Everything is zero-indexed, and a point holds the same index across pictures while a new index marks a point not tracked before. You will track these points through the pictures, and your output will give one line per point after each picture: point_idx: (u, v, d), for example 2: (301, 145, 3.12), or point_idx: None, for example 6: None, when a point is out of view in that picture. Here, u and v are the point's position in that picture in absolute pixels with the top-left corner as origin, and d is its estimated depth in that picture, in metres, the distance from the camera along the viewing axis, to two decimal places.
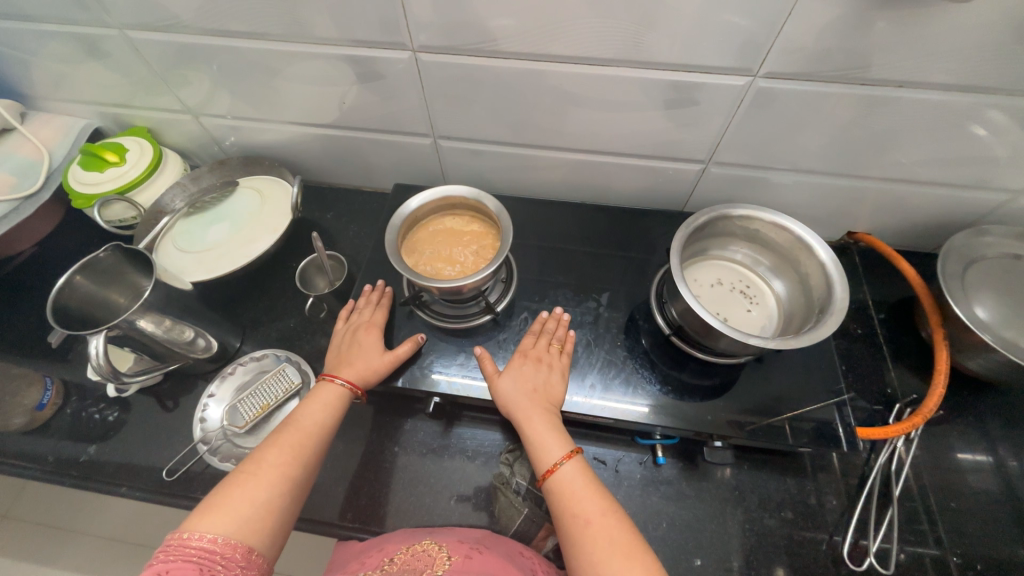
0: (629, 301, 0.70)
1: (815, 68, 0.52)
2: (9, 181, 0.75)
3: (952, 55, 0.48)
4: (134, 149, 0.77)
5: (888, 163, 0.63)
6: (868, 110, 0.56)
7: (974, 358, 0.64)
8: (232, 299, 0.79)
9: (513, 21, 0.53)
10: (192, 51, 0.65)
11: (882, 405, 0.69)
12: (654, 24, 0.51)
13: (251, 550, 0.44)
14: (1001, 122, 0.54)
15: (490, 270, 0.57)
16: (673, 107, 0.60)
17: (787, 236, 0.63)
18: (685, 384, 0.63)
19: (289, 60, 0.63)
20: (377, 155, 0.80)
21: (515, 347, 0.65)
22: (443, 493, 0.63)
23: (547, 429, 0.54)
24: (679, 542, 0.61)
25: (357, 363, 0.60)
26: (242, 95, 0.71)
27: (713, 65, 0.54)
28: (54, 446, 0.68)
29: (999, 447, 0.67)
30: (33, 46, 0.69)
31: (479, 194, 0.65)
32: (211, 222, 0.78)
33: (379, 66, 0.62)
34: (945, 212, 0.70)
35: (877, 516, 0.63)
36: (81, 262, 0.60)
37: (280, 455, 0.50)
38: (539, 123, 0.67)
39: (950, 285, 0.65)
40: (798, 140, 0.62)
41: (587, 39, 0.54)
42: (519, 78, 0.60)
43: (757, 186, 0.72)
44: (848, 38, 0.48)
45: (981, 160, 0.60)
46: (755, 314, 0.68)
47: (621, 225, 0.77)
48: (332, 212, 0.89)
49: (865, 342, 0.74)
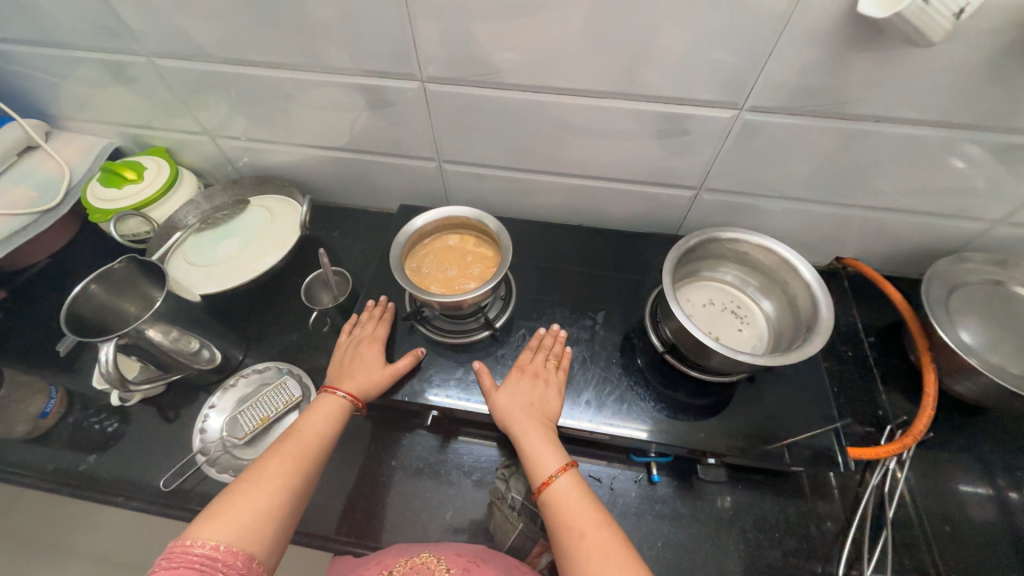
0: (625, 320, 0.72)
1: (797, 103, 0.56)
2: (29, 195, 0.78)
3: (922, 95, 0.52)
4: (152, 168, 0.81)
5: (871, 192, 0.66)
6: (849, 142, 0.60)
7: (961, 380, 0.66)
8: (238, 312, 0.81)
9: (515, 56, 0.57)
10: (214, 78, 0.69)
11: (873, 426, 0.70)
12: (646, 60, 0.55)
13: (252, 557, 0.44)
14: (976, 155, 0.58)
15: (489, 287, 0.60)
16: (666, 136, 0.64)
17: (773, 258, 0.66)
18: (678, 402, 0.64)
19: (305, 88, 0.68)
20: (384, 177, 0.84)
21: (513, 362, 0.67)
22: (439, 509, 0.63)
23: (544, 442, 0.55)
24: (676, 563, 0.61)
25: (359, 375, 0.61)
26: (259, 119, 0.75)
27: (702, 98, 0.58)
28: (54, 455, 0.69)
29: (994, 475, 0.68)
30: (64, 70, 0.73)
31: (481, 214, 0.68)
32: (222, 237, 0.81)
33: (389, 94, 0.66)
34: (928, 239, 0.73)
35: (873, 539, 0.63)
36: (97, 272, 0.62)
37: (282, 464, 0.51)
38: (540, 149, 0.70)
39: (935, 310, 0.67)
40: (784, 170, 0.66)
41: (585, 72, 0.58)
42: (520, 107, 0.64)
43: (748, 212, 0.75)
44: (825, 76, 0.52)
45: (959, 190, 0.63)
46: (746, 333, 0.70)
47: (617, 247, 0.80)
48: (337, 231, 0.92)
49: (856, 365, 0.76)
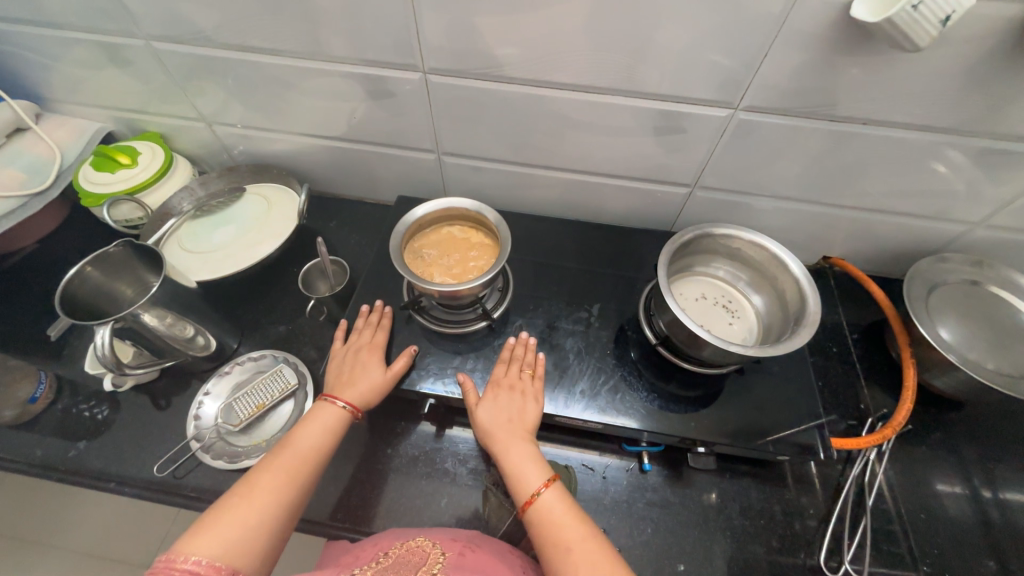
0: (619, 313, 0.73)
1: (789, 105, 0.58)
2: (19, 178, 0.76)
3: (907, 99, 0.54)
4: (146, 153, 0.80)
5: (857, 193, 0.69)
6: (838, 144, 0.62)
7: (939, 376, 0.69)
8: (232, 300, 0.80)
9: (517, 51, 0.58)
10: (212, 63, 0.68)
11: (855, 419, 0.72)
12: (645, 58, 0.56)
13: (236, 573, 0.43)
14: (956, 159, 0.60)
15: (487, 278, 0.60)
16: (663, 134, 0.65)
17: (764, 254, 0.68)
18: (670, 393, 0.66)
19: (306, 76, 0.68)
20: (382, 168, 0.84)
21: (488, 373, 0.66)
22: (434, 497, 0.64)
23: (527, 457, 0.55)
24: (665, 548, 0.63)
25: (360, 384, 0.61)
26: (257, 106, 0.75)
27: (699, 97, 0.59)
28: (42, 442, 0.68)
29: (967, 467, 0.71)
30: (58, 51, 0.72)
31: (480, 206, 0.69)
32: (217, 224, 0.81)
33: (389, 84, 0.66)
34: (911, 240, 0.76)
35: (853, 526, 0.65)
36: (93, 255, 0.61)
37: (273, 479, 0.50)
38: (538, 144, 0.71)
39: (916, 307, 0.69)
40: (775, 169, 0.68)
41: (586, 68, 0.59)
42: (521, 101, 0.65)
43: (740, 210, 0.77)
44: (817, 79, 0.54)
45: (940, 193, 0.66)
46: (736, 327, 0.71)
47: (612, 242, 0.82)
48: (334, 221, 0.92)
49: (840, 360, 0.78)
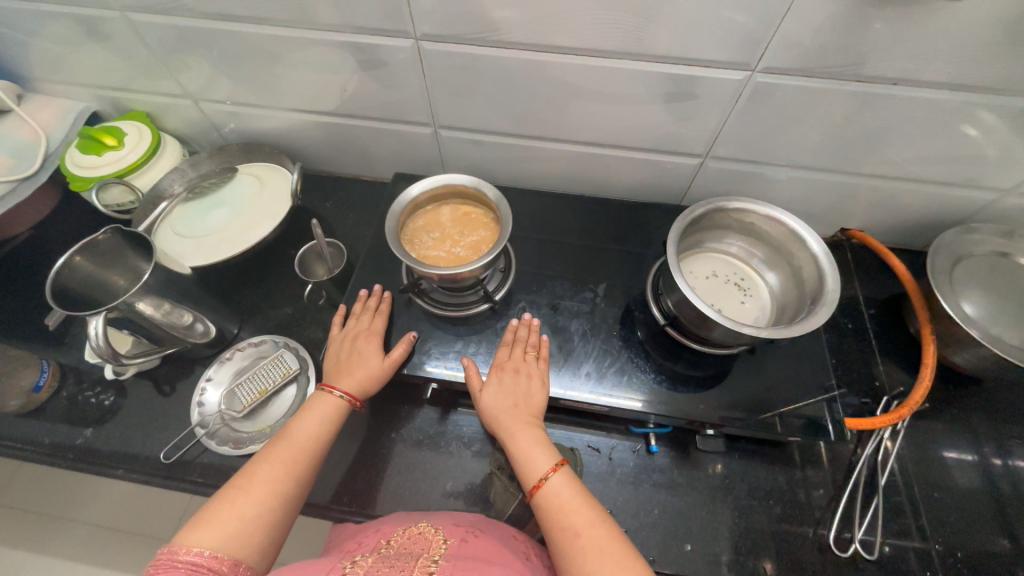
0: (626, 293, 0.71)
1: (812, 65, 0.53)
2: (5, 163, 0.74)
3: (943, 57, 0.50)
4: (132, 133, 0.77)
5: (881, 161, 0.64)
6: (863, 108, 0.57)
7: (960, 352, 0.66)
8: (230, 285, 0.79)
9: (514, 13, 0.54)
10: (192, 35, 0.64)
11: (869, 397, 0.71)
12: (655, 17, 0.51)
13: (239, 562, 0.43)
14: (992, 122, 0.56)
15: (488, 259, 0.58)
16: (672, 100, 0.61)
17: (781, 229, 0.64)
18: (679, 374, 0.64)
19: (291, 47, 0.64)
20: (377, 143, 0.81)
21: (492, 357, 0.64)
22: (439, 480, 0.64)
23: (533, 442, 0.54)
24: (672, 529, 0.63)
25: (357, 373, 0.60)
26: (243, 81, 0.71)
27: (713, 59, 0.55)
28: (50, 429, 0.68)
29: (984, 443, 0.69)
30: (32, 27, 0.68)
31: (479, 183, 0.66)
32: (210, 207, 0.79)
33: (381, 53, 0.62)
34: (936, 209, 0.72)
35: (864, 506, 0.64)
36: (80, 244, 0.60)
37: (273, 469, 0.50)
38: (540, 114, 0.67)
39: (939, 282, 0.66)
40: (794, 137, 0.63)
41: (589, 29, 0.54)
42: (520, 68, 0.61)
43: (754, 181, 0.73)
44: (844, 36, 0.49)
45: (971, 159, 0.61)
46: (749, 305, 0.69)
47: (619, 218, 0.78)
48: (330, 202, 0.89)
49: (855, 337, 0.76)
